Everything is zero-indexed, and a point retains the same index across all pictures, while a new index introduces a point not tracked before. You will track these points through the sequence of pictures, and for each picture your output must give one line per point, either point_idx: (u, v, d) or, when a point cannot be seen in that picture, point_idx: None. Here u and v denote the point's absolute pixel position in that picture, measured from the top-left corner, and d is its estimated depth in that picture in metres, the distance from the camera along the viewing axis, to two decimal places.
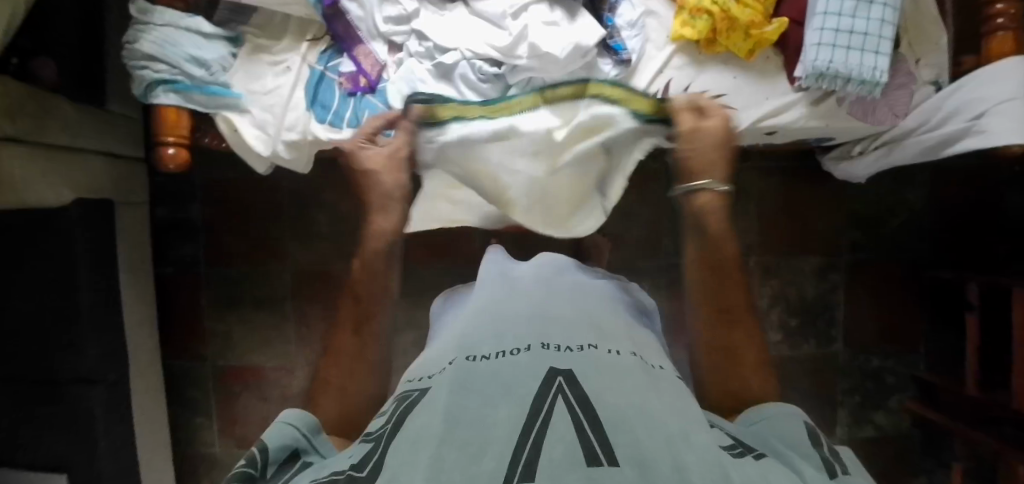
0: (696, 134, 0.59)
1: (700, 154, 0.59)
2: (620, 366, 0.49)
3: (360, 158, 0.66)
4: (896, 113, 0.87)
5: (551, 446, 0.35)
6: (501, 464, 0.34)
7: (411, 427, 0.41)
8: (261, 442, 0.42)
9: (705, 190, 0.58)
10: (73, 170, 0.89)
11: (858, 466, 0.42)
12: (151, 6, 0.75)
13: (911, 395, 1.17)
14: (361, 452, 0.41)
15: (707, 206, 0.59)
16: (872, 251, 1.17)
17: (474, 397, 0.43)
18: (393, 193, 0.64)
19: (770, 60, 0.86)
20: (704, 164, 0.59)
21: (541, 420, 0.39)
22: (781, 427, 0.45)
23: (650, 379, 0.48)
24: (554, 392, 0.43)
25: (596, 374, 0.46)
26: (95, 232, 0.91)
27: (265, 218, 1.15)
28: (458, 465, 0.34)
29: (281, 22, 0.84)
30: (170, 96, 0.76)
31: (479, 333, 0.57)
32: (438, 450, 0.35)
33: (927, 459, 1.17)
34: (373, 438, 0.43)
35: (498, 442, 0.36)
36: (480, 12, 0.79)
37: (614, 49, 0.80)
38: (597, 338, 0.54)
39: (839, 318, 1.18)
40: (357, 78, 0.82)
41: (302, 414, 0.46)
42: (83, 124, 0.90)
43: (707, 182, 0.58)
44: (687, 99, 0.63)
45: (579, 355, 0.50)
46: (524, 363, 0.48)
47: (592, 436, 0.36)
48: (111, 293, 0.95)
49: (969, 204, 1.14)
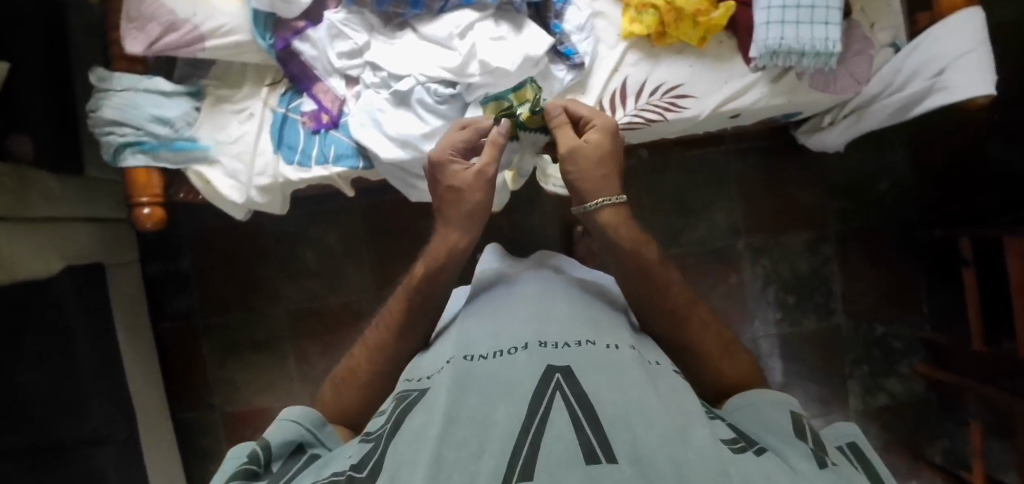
0: (577, 150, 0.63)
1: (584, 170, 0.62)
2: (620, 360, 0.47)
3: (446, 171, 0.62)
4: (858, 81, 0.86)
5: (549, 443, 0.36)
6: (500, 467, 0.34)
7: (409, 430, 0.41)
8: (266, 438, 0.45)
9: (601, 206, 0.61)
10: (62, 240, 0.90)
11: (846, 457, 0.43)
12: (110, 73, 0.77)
13: (920, 357, 1.16)
14: (361, 451, 0.42)
15: (609, 220, 0.62)
16: (858, 218, 1.17)
17: (474, 397, 0.43)
18: (477, 213, 0.62)
19: (723, 45, 0.86)
20: (596, 178, 0.62)
21: (539, 418, 0.39)
22: (767, 417, 0.47)
23: (649, 374, 0.47)
24: (553, 388, 0.42)
25: (595, 372, 0.45)
26: (86, 298, 0.92)
27: (255, 262, 1.18)
28: (457, 473, 0.34)
29: (238, 70, 0.85)
30: (138, 158, 0.78)
31: (476, 331, 0.56)
32: (437, 452, 0.36)
33: (946, 420, 1.16)
34: (372, 438, 0.44)
35: (496, 443, 0.37)
36: (428, 37, 0.80)
37: (565, 54, 0.82)
38: (596, 333, 0.53)
39: (835, 290, 1.18)
40: (320, 116, 0.84)
41: (305, 410, 0.49)
42: (65, 197, 0.91)
43: (602, 200, 0.61)
44: (562, 112, 0.67)
45: (577, 349, 0.49)
46: (523, 362, 0.47)
47: (591, 434, 0.36)
48: (109, 355, 0.96)
49: (947, 160, 1.14)
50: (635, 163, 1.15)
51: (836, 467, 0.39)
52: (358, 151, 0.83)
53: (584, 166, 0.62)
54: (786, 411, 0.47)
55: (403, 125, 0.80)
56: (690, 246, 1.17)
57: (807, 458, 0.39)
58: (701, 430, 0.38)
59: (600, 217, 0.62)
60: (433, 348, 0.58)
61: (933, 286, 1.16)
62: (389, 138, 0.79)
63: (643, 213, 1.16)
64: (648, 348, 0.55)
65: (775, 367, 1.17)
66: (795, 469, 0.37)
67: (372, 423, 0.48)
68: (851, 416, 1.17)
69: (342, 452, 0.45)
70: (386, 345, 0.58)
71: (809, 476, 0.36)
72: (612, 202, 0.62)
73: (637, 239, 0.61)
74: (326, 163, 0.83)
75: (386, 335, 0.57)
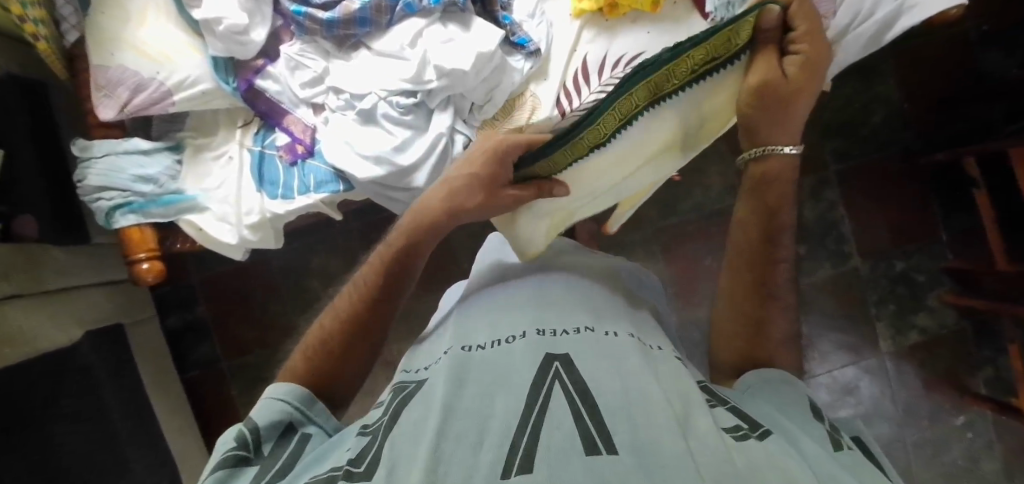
0: (771, 85, 0.51)
1: (759, 105, 0.52)
2: (620, 348, 0.46)
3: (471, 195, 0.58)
4: (823, 14, 0.82)
5: (549, 433, 0.35)
6: (500, 458, 0.33)
7: (408, 420, 0.39)
8: (254, 422, 0.42)
9: (772, 151, 0.53)
10: (76, 309, 0.92)
11: (863, 447, 0.41)
12: (90, 142, 0.81)
13: (947, 287, 1.11)
14: (359, 444, 0.40)
15: (772, 172, 0.54)
16: (857, 156, 1.14)
17: (472, 390, 0.41)
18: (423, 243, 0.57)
19: (678, 4, 0.84)
20: (779, 122, 0.52)
21: (538, 411, 0.37)
22: (781, 397, 0.45)
23: (650, 361, 0.45)
24: (551, 378, 0.41)
25: (596, 360, 0.44)
26: (109, 358, 0.94)
27: (265, 298, 1.21)
28: (456, 466, 0.33)
29: (212, 118, 0.88)
30: (129, 217, 0.81)
31: (473, 318, 0.54)
32: (436, 444, 0.35)
33: (986, 348, 1.11)
34: (370, 430, 0.41)
35: (496, 434, 0.36)
36: (382, 52, 0.82)
37: (519, 44, 0.84)
38: (594, 320, 0.51)
39: (846, 231, 1.14)
40: (294, 147, 0.86)
41: (294, 388, 0.46)
42: (74, 268, 0.94)
43: (776, 146, 0.53)
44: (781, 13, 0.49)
45: (575, 340, 0.47)
46: (522, 351, 0.45)
47: (590, 425, 0.35)
48: (141, 409, 0.98)
49: (938, 82, 1.11)
50: None
51: (851, 452, 0.38)
52: (337, 175, 0.85)
53: (766, 110, 0.52)
54: (801, 399, 0.44)
55: (374, 142, 0.81)
56: (688, 213, 1.15)
57: (821, 442, 0.38)
58: (701, 418, 0.37)
59: (756, 166, 0.55)
60: (429, 341, 0.55)
61: (947, 212, 1.12)
62: (364, 157, 0.81)
63: None
64: (650, 333, 0.53)
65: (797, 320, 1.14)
66: (806, 454, 0.36)
67: (369, 413, 0.46)
68: (884, 358, 1.13)
69: (343, 438, 0.43)
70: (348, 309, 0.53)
71: (817, 460, 0.35)
72: (780, 152, 0.53)
73: (783, 197, 0.54)
74: (308, 191, 0.85)
75: (363, 299, 0.53)
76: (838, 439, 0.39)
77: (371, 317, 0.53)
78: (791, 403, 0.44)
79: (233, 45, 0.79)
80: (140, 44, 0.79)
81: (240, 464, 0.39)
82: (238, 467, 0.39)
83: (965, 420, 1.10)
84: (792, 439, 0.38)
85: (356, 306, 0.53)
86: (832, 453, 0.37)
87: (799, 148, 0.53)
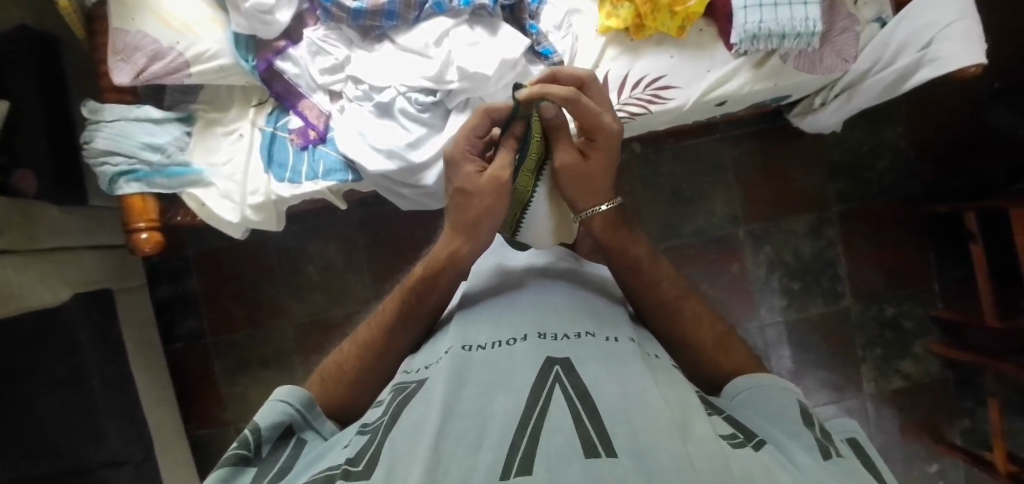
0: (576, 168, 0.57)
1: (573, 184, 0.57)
2: (622, 354, 0.41)
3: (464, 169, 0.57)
4: (845, 58, 0.84)
5: (549, 436, 0.31)
6: (500, 461, 0.30)
7: (409, 417, 0.36)
8: (256, 423, 0.40)
9: (594, 213, 0.57)
10: (67, 270, 0.90)
11: (857, 454, 0.39)
12: (100, 105, 0.79)
13: (934, 337, 1.13)
14: (358, 443, 0.36)
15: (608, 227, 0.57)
16: (862, 198, 1.15)
17: (472, 388, 0.37)
18: (487, 219, 0.54)
19: (703, 32, 0.85)
20: (583, 191, 0.57)
21: (539, 412, 0.34)
22: (771, 402, 0.42)
23: (650, 368, 0.41)
24: (551, 381, 0.37)
25: (599, 364, 0.40)
26: (96, 322, 0.92)
27: (256, 278, 1.20)
28: (455, 467, 0.30)
29: (227, 94, 0.88)
30: (132, 186, 0.79)
31: (480, 295, 0.53)
32: (435, 444, 0.31)
33: (965, 399, 1.13)
34: (370, 429, 0.37)
35: (497, 434, 0.32)
36: (406, 47, 0.82)
37: (542, 54, 0.84)
38: (595, 325, 0.46)
39: (842, 273, 1.15)
40: (307, 132, 0.85)
41: (296, 389, 0.44)
42: (69, 228, 0.92)
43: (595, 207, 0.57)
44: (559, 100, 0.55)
45: (575, 343, 0.43)
46: (522, 353, 0.41)
47: (591, 429, 0.32)
48: (124, 377, 0.96)
49: (945, 134, 1.13)
50: (628, 154, 1.14)
51: (840, 461, 0.35)
52: (347, 164, 0.84)
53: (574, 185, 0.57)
54: (791, 401, 0.42)
55: (388, 135, 0.81)
56: (689, 237, 1.16)
57: (809, 450, 0.36)
58: (701, 424, 0.34)
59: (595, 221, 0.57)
60: (422, 349, 0.48)
61: (940, 262, 1.14)
62: (378, 151, 0.80)
63: (638, 206, 1.15)
64: (649, 342, 0.48)
65: (784, 355, 1.15)
66: (798, 465, 0.34)
67: (368, 413, 0.42)
68: (866, 400, 1.14)
69: (340, 442, 0.39)
70: (378, 340, 0.49)
71: (811, 473, 0.33)
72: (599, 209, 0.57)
73: (631, 239, 0.56)
74: (317, 178, 0.84)
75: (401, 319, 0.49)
76: (828, 446, 0.37)
77: (393, 343, 0.49)
78: (779, 409, 0.41)
79: (257, 23, 0.78)
80: (162, 12, 0.78)
81: (238, 469, 0.37)
82: (241, 465, 0.38)
83: (938, 468, 1.12)
84: (784, 450, 0.36)
85: (397, 306, 0.50)
86: (825, 463, 0.34)
87: (612, 204, 0.57)
